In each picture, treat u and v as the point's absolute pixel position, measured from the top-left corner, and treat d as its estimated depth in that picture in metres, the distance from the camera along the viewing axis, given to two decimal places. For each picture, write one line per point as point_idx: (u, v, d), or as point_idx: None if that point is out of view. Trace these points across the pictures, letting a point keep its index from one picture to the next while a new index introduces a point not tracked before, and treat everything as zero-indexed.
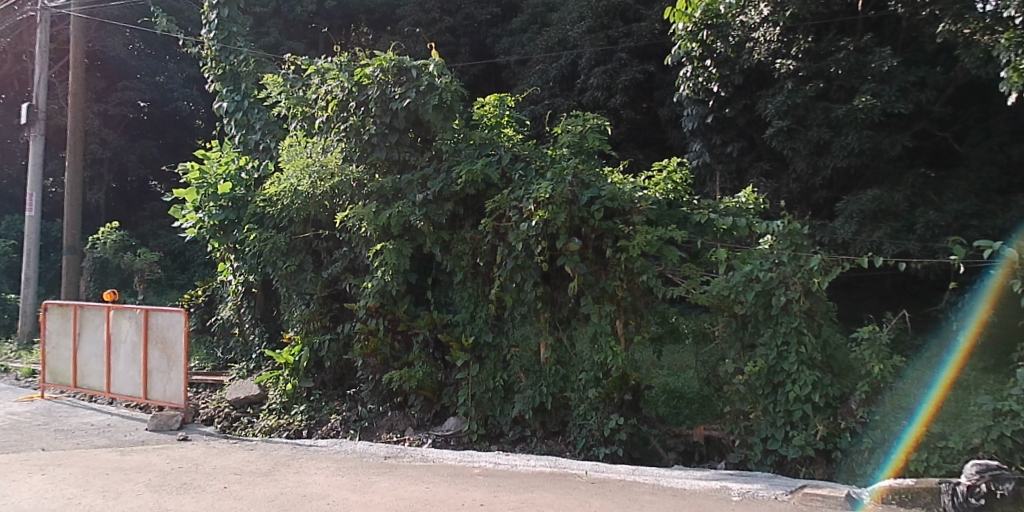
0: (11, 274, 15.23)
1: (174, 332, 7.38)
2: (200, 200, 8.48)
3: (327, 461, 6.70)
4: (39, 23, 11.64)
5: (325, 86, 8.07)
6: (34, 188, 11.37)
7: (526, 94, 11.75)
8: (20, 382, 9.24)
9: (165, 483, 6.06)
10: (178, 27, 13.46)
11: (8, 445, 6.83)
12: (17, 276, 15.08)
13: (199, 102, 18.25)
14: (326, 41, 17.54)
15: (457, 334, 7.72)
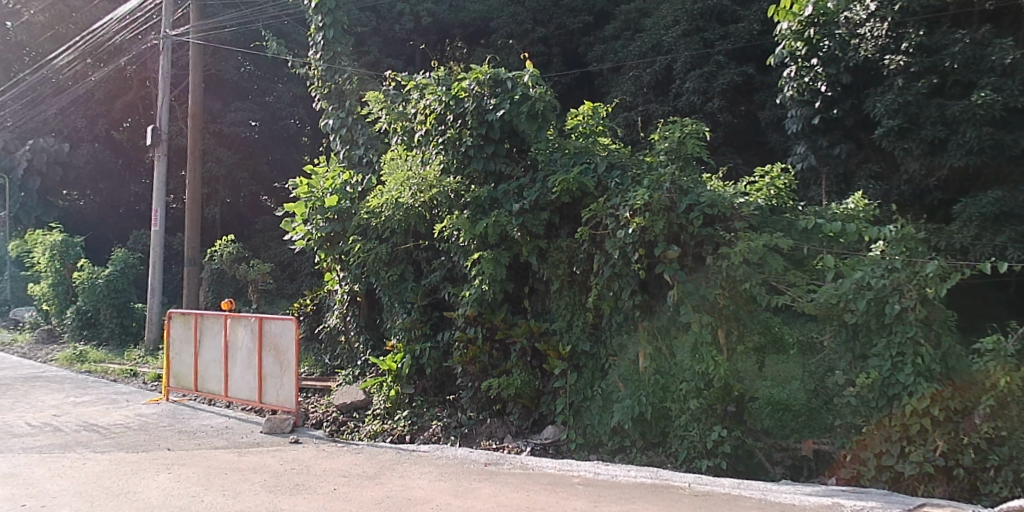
0: (139, 284, 16.39)
1: (286, 339, 7.72)
2: (309, 213, 8.79)
3: (430, 467, 6.84)
4: (162, 51, 12.48)
5: (424, 101, 8.28)
6: (159, 204, 12.20)
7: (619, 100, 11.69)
8: (148, 386, 9.91)
9: (280, 484, 6.35)
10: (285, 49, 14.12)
11: (138, 444, 7.33)
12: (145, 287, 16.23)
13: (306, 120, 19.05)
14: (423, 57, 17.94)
15: (554, 342, 7.67)
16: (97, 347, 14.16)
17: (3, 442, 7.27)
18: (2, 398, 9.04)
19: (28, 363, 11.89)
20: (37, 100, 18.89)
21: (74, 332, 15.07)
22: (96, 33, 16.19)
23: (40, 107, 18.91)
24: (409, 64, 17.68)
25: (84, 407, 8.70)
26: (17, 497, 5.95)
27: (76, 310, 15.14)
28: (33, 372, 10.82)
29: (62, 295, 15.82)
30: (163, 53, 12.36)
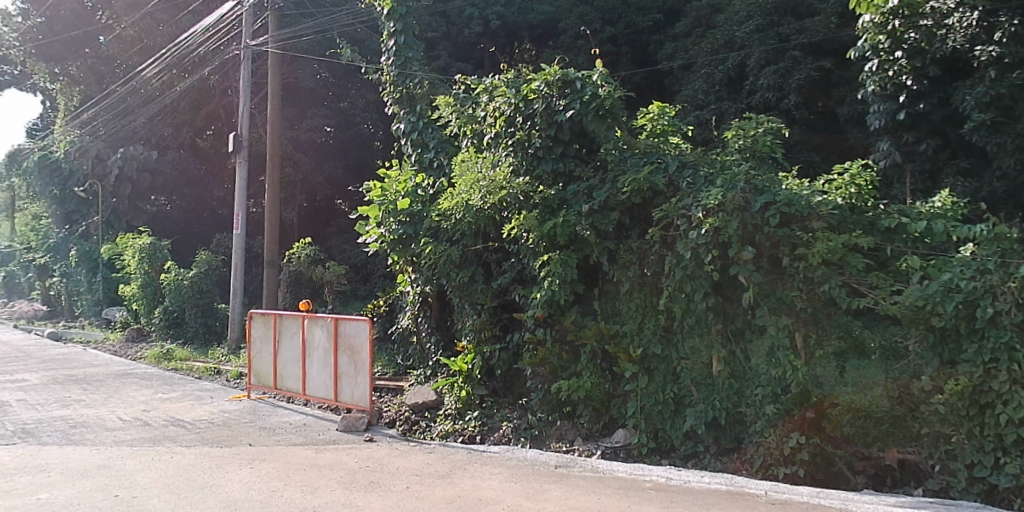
0: (221, 286, 17.07)
1: (360, 339, 7.91)
2: (382, 216, 8.93)
3: (501, 467, 6.87)
4: (242, 61, 12.95)
5: (494, 103, 8.35)
6: (240, 209, 12.65)
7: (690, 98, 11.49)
8: (230, 384, 10.30)
9: (354, 480, 6.50)
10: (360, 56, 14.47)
11: (221, 439, 7.63)
12: (228, 287, 16.90)
13: (379, 125, 19.35)
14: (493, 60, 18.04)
15: (625, 345, 7.51)
16: (184, 346, 14.83)
17: (98, 435, 7.69)
18: (97, 393, 9.56)
19: (121, 360, 12.54)
20: (128, 110, 20.08)
21: (161, 331, 15.82)
22: (182, 45, 16.93)
23: (131, 117, 20.13)
24: (478, 66, 17.89)
25: (171, 404, 9.11)
26: (110, 488, 6.28)
27: (164, 310, 15.89)
28: (126, 369, 11.41)
29: (150, 296, 16.62)
30: (243, 62, 12.81)
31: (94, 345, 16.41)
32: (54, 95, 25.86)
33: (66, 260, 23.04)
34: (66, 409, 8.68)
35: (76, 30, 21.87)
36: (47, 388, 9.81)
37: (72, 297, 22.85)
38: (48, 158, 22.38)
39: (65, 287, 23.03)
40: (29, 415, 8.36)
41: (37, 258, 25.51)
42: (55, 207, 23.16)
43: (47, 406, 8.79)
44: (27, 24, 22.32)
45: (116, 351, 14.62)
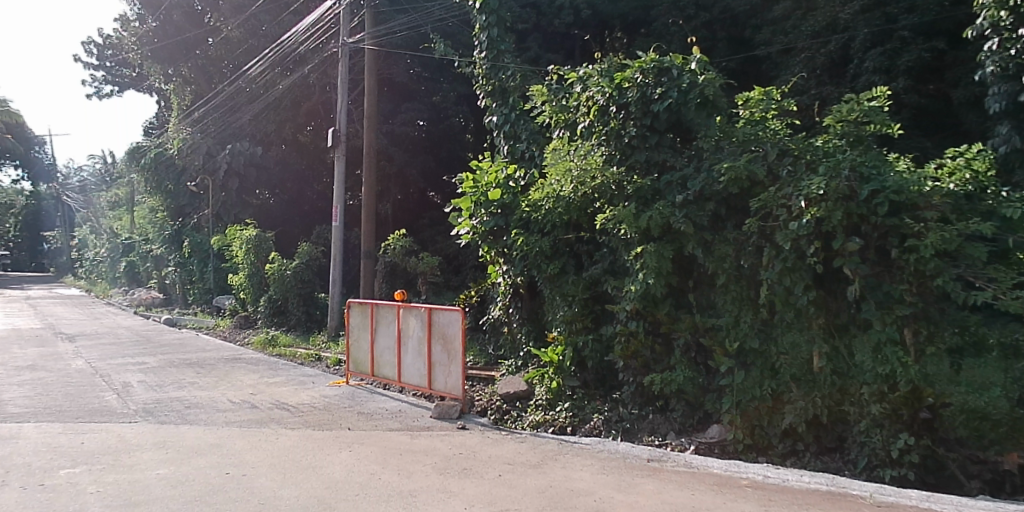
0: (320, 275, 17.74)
1: (453, 329, 8.05)
2: (474, 208, 9.02)
3: (591, 459, 6.84)
4: (341, 58, 13.41)
5: (587, 92, 8.29)
6: (338, 202, 13.11)
7: (791, 83, 11.09)
8: (330, 370, 10.72)
9: (448, 466, 6.64)
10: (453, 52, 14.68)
11: (323, 423, 7.96)
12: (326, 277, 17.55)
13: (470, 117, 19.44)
14: (585, 49, 17.81)
15: (720, 338, 7.32)
16: (287, 333, 15.56)
17: (211, 416, 8.16)
18: (210, 376, 10.15)
19: (230, 346, 13.26)
20: (235, 108, 21.21)
21: (266, 318, 16.63)
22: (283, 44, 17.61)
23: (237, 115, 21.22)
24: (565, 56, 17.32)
25: (277, 388, 9.56)
26: (222, 466, 6.65)
27: (269, 298, 16.68)
28: (234, 354, 12.05)
29: (256, 285, 17.51)
30: (341, 58, 13.22)
31: (206, 331, 17.47)
32: (168, 95, 27.47)
33: (179, 252, 24.54)
34: (183, 391, 9.24)
35: (187, 32, 23.16)
36: (165, 371, 10.48)
37: (184, 285, 24.35)
38: (162, 156, 23.92)
39: (178, 276, 24.56)
40: (149, 395, 8.95)
41: (153, 249, 27.20)
42: (170, 202, 24.79)
43: (165, 387, 9.38)
44: (143, 28, 23.79)
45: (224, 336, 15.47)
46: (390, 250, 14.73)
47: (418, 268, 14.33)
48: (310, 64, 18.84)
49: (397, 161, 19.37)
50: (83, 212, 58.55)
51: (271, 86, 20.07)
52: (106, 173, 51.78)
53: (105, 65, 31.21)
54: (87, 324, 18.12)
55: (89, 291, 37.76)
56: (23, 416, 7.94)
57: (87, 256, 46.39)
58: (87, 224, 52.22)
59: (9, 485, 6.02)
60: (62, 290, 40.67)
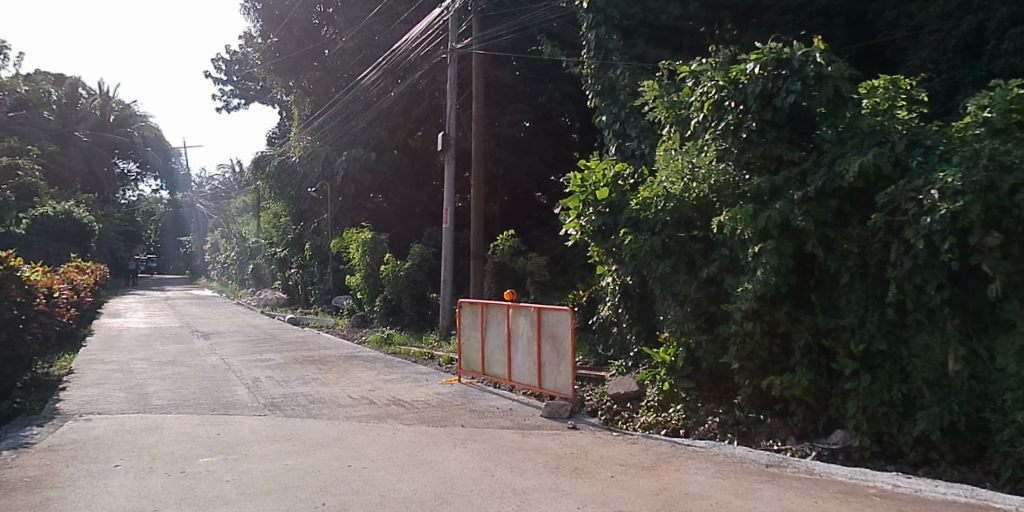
0: (431, 276, 18.25)
1: (562, 329, 8.07)
2: (582, 207, 9.10)
3: (706, 463, 6.67)
4: (449, 63, 13.86)
5: (701, 87, 8.10)
6: (448, 204, 13.42)
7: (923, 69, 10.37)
8: (442, 368, 11.01)
9: (560, 466, 6.65)
10: (560, 54, 14.70)
11: (438, 419, 8.18)
12: (437, 277, 18.01)
13: (577, 117, 19.68)
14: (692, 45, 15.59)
15: (845, 340, 7.00)
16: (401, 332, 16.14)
17: (332, 410, 8.55)
18: (331, 373, 10.66)
19: (349, 343, 13.89)
20: (351, 116, 22.30)
21: (382, 318, 17.27)
22: (398, 53, 18.08)
23: (352, 123, 22.35)
24: (674, 53, 15.20)
25: (393, 385, 9.89)
26: (344, 458, 6.95)
27: (384, 298, 17.35)
28: (353, 352, 12.58)
29: (371, 286, 18.26)
30: (449, 64, 13.65)
31: (326, 329, 18.37)
32: (288, 105, 29.01)
33: (303, 255, 26.71)
34: (307, 386, 9.73)
35: (307, 45, 24.47)
36: (291, 367, 11.07)
37: (307, 286, 26.06)
38: (285, 164, 25.54)
39: (301, 277, 26.38)
40: (277, 390, 9.49)
41: (279, 252, 29.42)
42: (292, 206, 26.29)
43: (291, 383, 9.91)
44: (266, 43, 25.30)
45: (344, 335, 16.23)
46: (499, 251, 15.25)
47: (526, 268, 14.71)
48: (421, 72, 19.21)
49: (504, 163, 19.71)
50: (214, 218, 62.77)
51: (384, 94, 20.89)
52: (234, 180, 55.21)
53: (232, 79, 33.33)
54: (218, 323, 19.47)
55: (222, 291, 40.57)
56: (166, 407, 8.59)
57: (219, 257, 49.73)
58: (218, 229, 55.97)
59: (156, 472, 6.52)
60: (197, 290, 43.79)
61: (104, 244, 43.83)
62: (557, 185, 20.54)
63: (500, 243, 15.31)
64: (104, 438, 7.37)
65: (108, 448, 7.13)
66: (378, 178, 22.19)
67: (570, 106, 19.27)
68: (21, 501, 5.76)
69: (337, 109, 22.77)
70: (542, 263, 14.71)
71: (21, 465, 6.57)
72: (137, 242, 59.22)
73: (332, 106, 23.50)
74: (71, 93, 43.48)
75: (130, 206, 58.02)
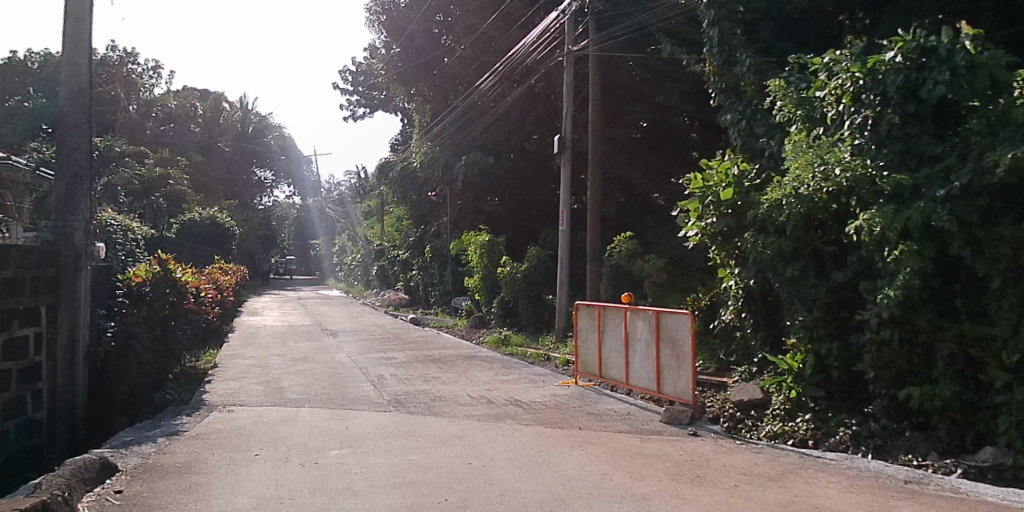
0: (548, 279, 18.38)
1: (683, 333, 7.92)
2: (703, 209, 8.91)
3: (838, 476, 6.30)
4: (566, 66, 14.02)
5: (835, 79, 7.97)
6: (565, 207, 13.47)
7: None
8: (559, 369, 11.06)
9: (680, 473, 6.51)
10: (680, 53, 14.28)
11: (555, 420, 8.22)
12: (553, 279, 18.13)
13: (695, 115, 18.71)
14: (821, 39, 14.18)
15: (995, 350, 6.45)
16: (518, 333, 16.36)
17: (452, 408, 8.78)
18: (451, 372, 10.95)
19: (468, 344, 14.20)
20: (470, 122, 22.92)
21: (499, 319, 17.57)
22: (514, 56, 18.07)
23: (471, 128, 22.95)
24: (801, 48, 13.91)
25: (511, 385, 10.03)
26: (464, 456, 7.10)
27: (501, 300, 17.65)
28: (472, 352, 12.86)
29: (489, 287, 18.65)
30: (565, 68, 13.79)
31: (444, 329, 18.92)
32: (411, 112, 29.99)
33: (423, 257, 27.74)
34: (428, 384, 10.03)
35: (427, 54, 25.10)
36: (413, 365, 11.47)
37: (428, 286, 26.99)
38: (406, 169, 26.52)
39: (423, 278, 27.34)
40: (401, 387, 9.84)
41: (401, 254, 30.77)
42: (412, 210, 27.23)
43: (413, 380, 10.27)
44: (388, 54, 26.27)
45: (463, 335, 16.65)
46: (616, 253, 15.32)
47: (645, 270, 14.56)
48: (536, 76, 19.39)
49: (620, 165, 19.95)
50: (341, 220, 66.18)
51: (500, 99, 21.27)
52: (360, 185, 57.86)
53: (358, 89, 34.88)
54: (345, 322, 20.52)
55: (348, 291, 42.66)
56: (299, 401, 9.10)
57: (346, 259, 52.22)
58: (346, 231, 58.95)
59: (292, 462, 6.93)
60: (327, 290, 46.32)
61: (244, 246, 47.15)
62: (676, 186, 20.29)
63: (617, 245, 15.38)
64: (244, 429, 7.89)
65: (247, 437, 7.65)
66: (494, 181, 22.63)
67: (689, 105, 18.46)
68: (174, 484, 6.28)
69: (456, 115, 23.45)
70: (661, 265, 14.49)
71: (173, 452, 7.16)
72: (273, 244, 63.25)
73: (451, 112, 24.18)
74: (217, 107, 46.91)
75: (266, 210, 62.06)
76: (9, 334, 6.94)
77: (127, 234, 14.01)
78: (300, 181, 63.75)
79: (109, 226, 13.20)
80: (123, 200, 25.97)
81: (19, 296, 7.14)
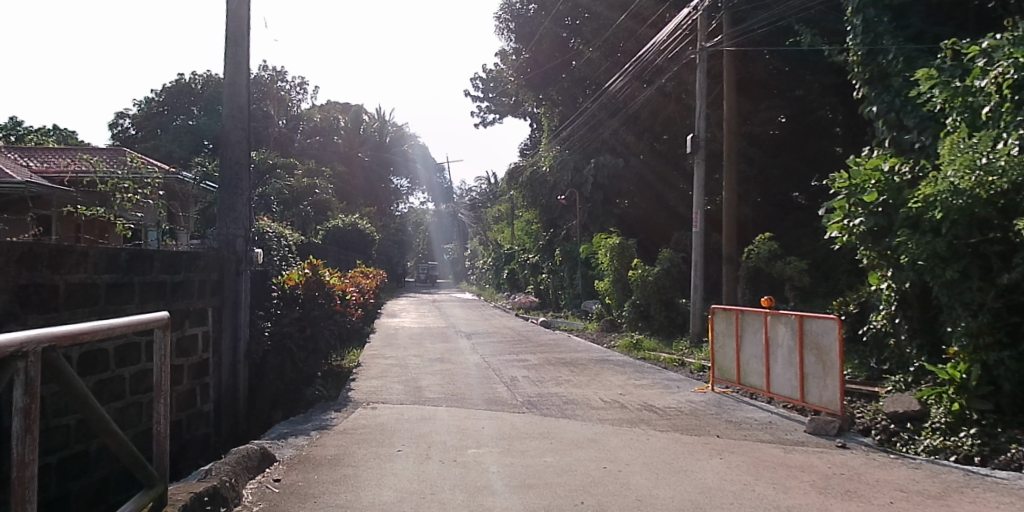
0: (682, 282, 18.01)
1: (829, 339, 7.58)
2: (849, 207, 8.44)
3: (1010, 496, 5.72)
4: (699, 63, 13.65)
5: (997, 69, 7.62)
6: (700, 208, 13.16)
7: None
8: (693, 375, 10.80)
9: (829, 486, 6.17)
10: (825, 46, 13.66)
11: (692, 427, 8.02)
12: (684, 281, 17.74)
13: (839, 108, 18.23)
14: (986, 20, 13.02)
15: None
16: (651, 337, 16.14)
17: (586, 412, 8.77)
18: (583, 375, 10.94)
19: (599, 347, 14.14)
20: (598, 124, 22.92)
21: (631, 322, 17.39)
22: (643, 57, 17.84)
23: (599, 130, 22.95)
24: (960, 31, 12.83)
25: (645, 390, 9.90)
26: (600, 460, 7.07)
27: (632, 304, 17.45)
28: (604, 356, 12.80)
29: (620, 291, 18.49)
30: (698, 65, 13.55)
31: (575, 333, 18.94)
32: (539, 116, 30.28)
33: (553, 261, 27.99)
34: (560, 387, 10.10)
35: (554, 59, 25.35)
36: (545, 368, 11.56)
37: (560, 290, 27.16)
38: (535, 174, 26.90)
39: (555, 281, 27.54)
40: (534, 389, 9.96)
41: (532, 258, 31.25)
42: (542, 214, 27.58)
43: (545, 383, 10.35)
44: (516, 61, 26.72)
45: (595, 339, 16.62)
46: (754, 255, 14.80)
47: (785, 272, 13.98)
48: (666, 75, 19.08)
49: (757, 162, 19.08)
50: (473, 225, 68.02)
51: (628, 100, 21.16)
52: (490, 191, 59.22)
53: (489, 96, 35.57)
54: (479, 324, 21.05)
55: (481, 294, 43.69)
56: (436, 400, 9.41)
57: (478, 263, 53.53)
58: (477, 235, 60.48)
59: (432, 458, 7.16)
60: (461, 293, 47.75)
61: (383, 252, 49.44)
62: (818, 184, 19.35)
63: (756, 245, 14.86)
64: (385, 425, 8.25)
65: (389, 434, 7.99)
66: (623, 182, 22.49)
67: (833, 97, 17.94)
68: (326, 475, 6.65)
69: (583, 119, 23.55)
70: (804, 268, 13.88)
71: (324, 445, 7.60)
72: (408, 250, 65.91)
73: (579, 116, 24.28)
74: (357, 119, 49.20)
75: (403, 216, 64.70)
76: (181, 333, 7.59)
77: (281, 241, 15.07)
78: (433, 188, 65.96)
79: (265, 233, 14.32)
80: (275, 208, 27.99)
81: (189, 298, 7.78)
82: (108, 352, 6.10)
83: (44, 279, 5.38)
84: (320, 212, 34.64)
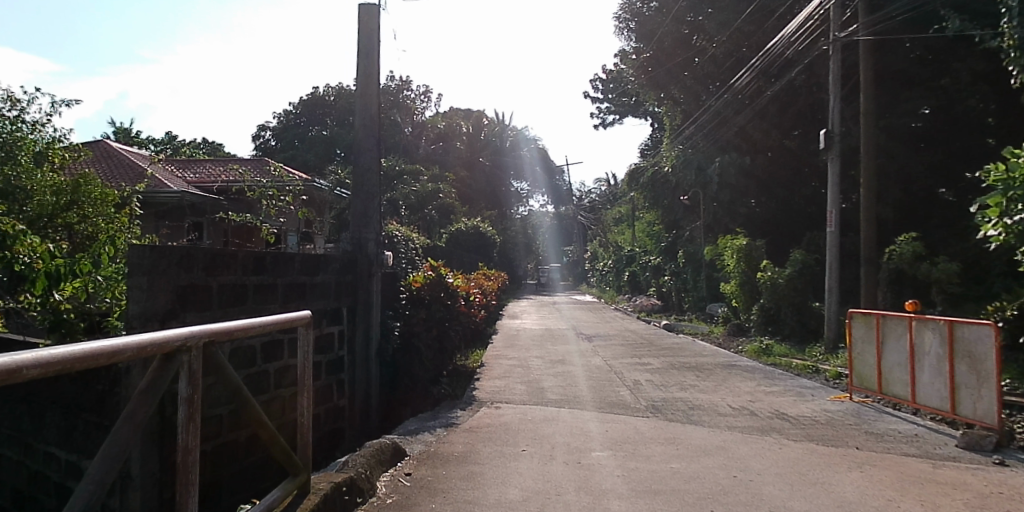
0: (815, 285, 17.16)
1: (984, 347, 7.00)
2: (1007, 205, 7.78)
3: None
4: (833, 54, 13.00)
5: None
6: (835, 207, 12.52)
7: None
8: (828, 383, 10.27)
9: (987, 506, 5.67)
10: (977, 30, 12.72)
11: (829, 438, 7.63)
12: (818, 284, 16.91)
13: (990, 97, 16.79)
14: None
15: None
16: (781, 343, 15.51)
17: (714, 418, 8.53)
18: (709, 380, 10.66)
19: (726, 352, 13.73)
20: (722, 122, 22.27)
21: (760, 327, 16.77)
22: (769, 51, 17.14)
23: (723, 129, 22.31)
24: None
25: (776, 397, 9.51)
26: (728, 468, 6.85)
27: (762, 308, 16.87)
28: (731, 361, 12.42)
29: (747, 294, 17.88)
30: (832, 56, 12.88)
31: (699, 337, 18.48)
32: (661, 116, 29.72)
33: (676, 263, 27.45)
34: (685, 392, 9.89)
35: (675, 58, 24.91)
36: (669, 372, 11.36)
37: (683, 292, 26.60)
38: (655, 176, 26.51)
39: (678, 284, 27.02)
40: (658, 393, 9.81)
41: (653, 260, 30.80)
42: (664, 215, 27.13)
43: (669, 387, 10.17)
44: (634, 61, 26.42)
45: (721, 343, 16.15)
46: (897, 256, 13.93)
47: (931, 275, 13.05)
48: (797, 68, 18.23)
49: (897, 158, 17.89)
50: (592, 228, 67.80)
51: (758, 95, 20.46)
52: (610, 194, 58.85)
53: (609, 97, 35.25)
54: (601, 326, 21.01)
55: (602, 296, 43.49)
56: (560, 402, 9.44)
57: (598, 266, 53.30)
58: (597, 238, 60.21)
59: (556, 459, 7.21)
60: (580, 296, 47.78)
61: (504, 254, 50.26)
62: (969, 180, 17.89)
63: (900, 245, 13.97)
64: (510, 425, 8.38)
65: (513, 434, 8.11)
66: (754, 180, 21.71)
67: (983, 85, 16.56)
68: (453, 472, 6.84)
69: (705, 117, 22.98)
70: (954, 270, 12.88)
71: (451, 442, 7.82)
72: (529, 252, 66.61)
73: (701, 114, 23.68)
74: (477, 124, 50.21)
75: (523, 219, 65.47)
76: (319, 331, 8.05)
77: (408, 244, 15.66)
78: (552, 191, 66.38)
79: (394, 236, 14.94)
80: (403, 213, 29.14)
81: (326, 299, 8.22)
82: (255, 349, 6.54)
83: (200, 280, 5.84)
84: (444, 217, 35.72)
